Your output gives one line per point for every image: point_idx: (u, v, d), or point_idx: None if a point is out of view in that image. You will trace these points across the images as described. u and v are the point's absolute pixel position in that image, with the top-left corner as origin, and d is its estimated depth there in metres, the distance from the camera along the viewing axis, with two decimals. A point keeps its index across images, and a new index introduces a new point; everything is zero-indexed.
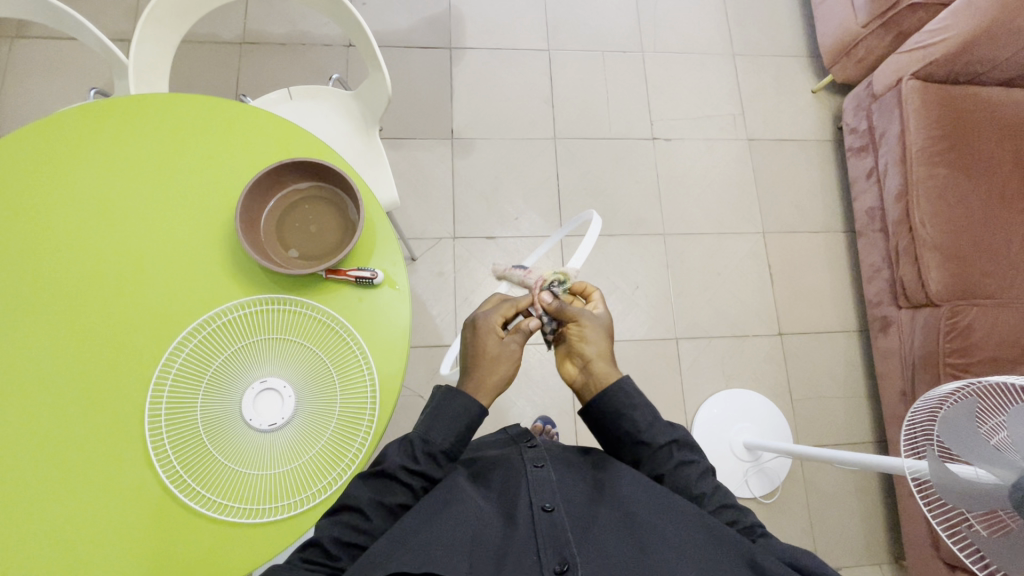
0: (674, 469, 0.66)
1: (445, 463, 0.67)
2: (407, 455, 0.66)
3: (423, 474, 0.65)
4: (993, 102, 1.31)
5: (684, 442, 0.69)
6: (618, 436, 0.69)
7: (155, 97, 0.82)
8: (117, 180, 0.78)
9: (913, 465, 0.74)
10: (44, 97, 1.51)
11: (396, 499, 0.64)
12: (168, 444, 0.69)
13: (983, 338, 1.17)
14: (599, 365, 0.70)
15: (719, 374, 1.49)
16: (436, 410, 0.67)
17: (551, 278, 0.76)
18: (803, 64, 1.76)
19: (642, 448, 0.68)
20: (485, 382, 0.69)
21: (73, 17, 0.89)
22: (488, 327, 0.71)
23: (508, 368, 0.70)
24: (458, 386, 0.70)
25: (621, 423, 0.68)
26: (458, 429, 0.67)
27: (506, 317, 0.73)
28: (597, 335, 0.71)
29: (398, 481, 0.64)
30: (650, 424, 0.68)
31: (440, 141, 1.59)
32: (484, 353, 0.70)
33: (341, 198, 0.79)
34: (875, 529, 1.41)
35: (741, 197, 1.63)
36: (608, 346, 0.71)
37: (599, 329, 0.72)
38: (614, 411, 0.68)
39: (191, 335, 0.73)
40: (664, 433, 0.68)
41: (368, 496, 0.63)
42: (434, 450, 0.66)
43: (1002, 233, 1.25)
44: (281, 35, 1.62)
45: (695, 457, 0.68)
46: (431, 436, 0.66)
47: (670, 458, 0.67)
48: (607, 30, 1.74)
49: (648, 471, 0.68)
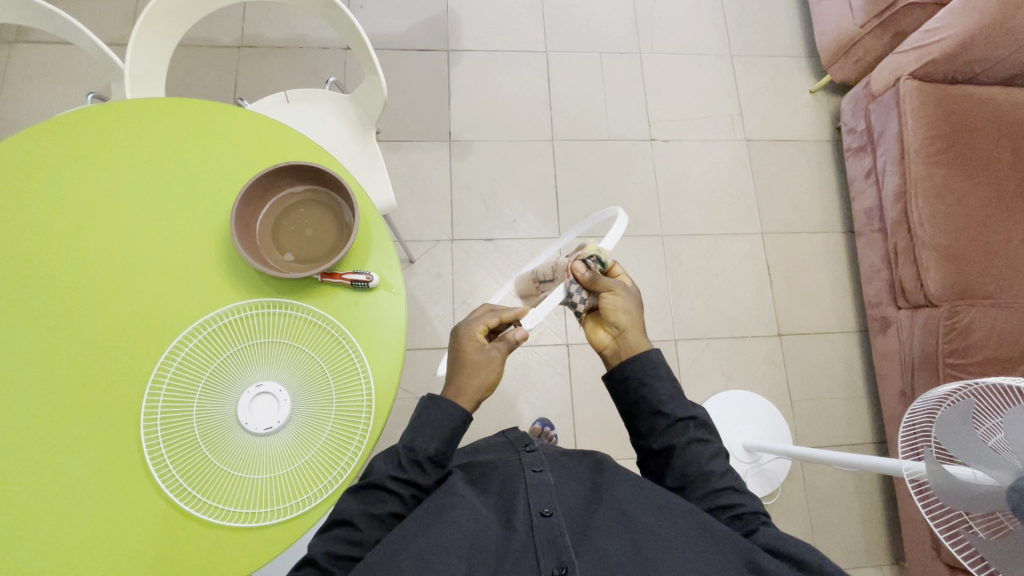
0: (687, 445, 0.66)
1: (433, 469, 0.67)
2: (394, 464, 0.66)
3: (411, 481, 0.65)
4: (991, 102, 1.31)
5: (703, 421, 0.68)
6: (637, 404, 0.69)
7: (150, 102, 0.82)
8: (113, 185, 0.78)
9: (911, 466, 0.74)
10: (43, 102, 1.52)
11: (385, 508, 0.63)
12: (164, 448, 0.69)
13: (983, 338, 1.17)
14: (632, 333, 0.71)
15: (718, 375, 1.48)
16: (420, 418, 0.67)
17: (591, 253, 0.75)
18: (801, 64, 1.76)
19: (659, 419, 0.68)
20: (466, 385, 0.69)
21: (68, 21, 0.89)
22: (468, 336, 0.72)
23: (489, 375, 0.70)
24: (442, 393, 0.69)
25: (642, 392, 0.69)
26: (443, 434, 0.66)
27: (488, 325, 0.74)
28: (631, 306, 0.72)
29: (386, 490, 0.64)
30: (672, 398, 0.68)
31: (438, 143, 1.60)
32: (465, 357, 0.70)
33: (336, 201, 0.79)
34: (875, 530, 1.40)
35: (739, 197, 1.63)
36: (639, 317, 0.72)
37: (633, 300, 0.73)
38: (637, 380, 0.69)
39: (187, 339, 0.73)
40: (683, 408, 0.68)
41: (359, 508, 0.63)
42: (420, 458, 0.66)
43: (1001, 233, 1.24)
44: (279, 38, 1.62)
45: (709, 437, 0.67)
46: (416, 443, 0.66)
47: (685, 432, 0.67)
48: (604, 31, 1.74)
49: (661, 442, 0.67)
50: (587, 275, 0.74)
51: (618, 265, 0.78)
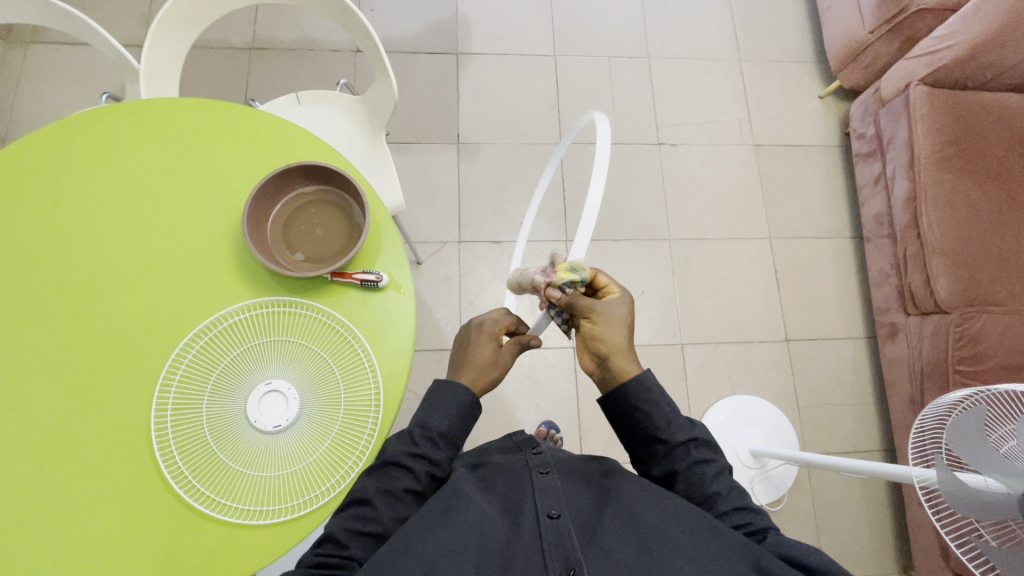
0: (689, 467, 0.65)
1: (445, 446, 0.67)
2: (407, 442, 0.67)
3: (425, 457, 0.66)
4: (1002, 108, 1.30)
5: (705, 440, 0.67)
6: (635, 431, 0.68)
7: (165, 101, 0.84)
8: (126, 183, 0.79)
9: (922, 473, 0.73)
10: (57, 103, 1.54)
11: (399, 484, 0.64)
12: (174, 446, 0.70)
13: (994, 346, 1.16)
14: (618, 360, 0.67)
15: (724, 381, 1.48)
16: (432, 398, 0.68)
17: (563, 277, 0.67)
18: (810, 69, 1.76)
19: (658, 445, 0.67)
20: (479, 377, 0.70)
21: (86, 23, 0.90)
22: (487, 333, 0.71)
23: (498, 373, 0.71)
24: (451, 377, 0.71)
25: (638, 417, 0.67)
26: (453, 412, 0.68)
27: (507, 327, 0.73)
28: (614, 330, 0.66)
29: (401, 467, 0.65)
30: (668, 421, 0.67)
31: (446, 146, 1.60)
32: (478, 354, 0.70)
33: (347, 201, 0.79)
34: (883, 538, 1.39)
35: (747, 202, 1.63)
36: (627, 339, 0.67)
37: (617, 322, 0.67)
38: (631, 406, 0.67)
39: (198, 336, 0.74)
40: (682, 431, 0.67)
41: (375, 486, 0.63)
42: (433, 434, 0.67)
43: (1011, 240, 1.24)
44: (290, 40, 1.64)
45: (712, 456, 0.66)
46: (429, 420, 0.67)
47: (686, 456, 0.66)
48: (613, 35, 1.75)
49: (662, 468, 0.67)
50: (564, 301, 0.68)
51: (602, 275, 0.72)
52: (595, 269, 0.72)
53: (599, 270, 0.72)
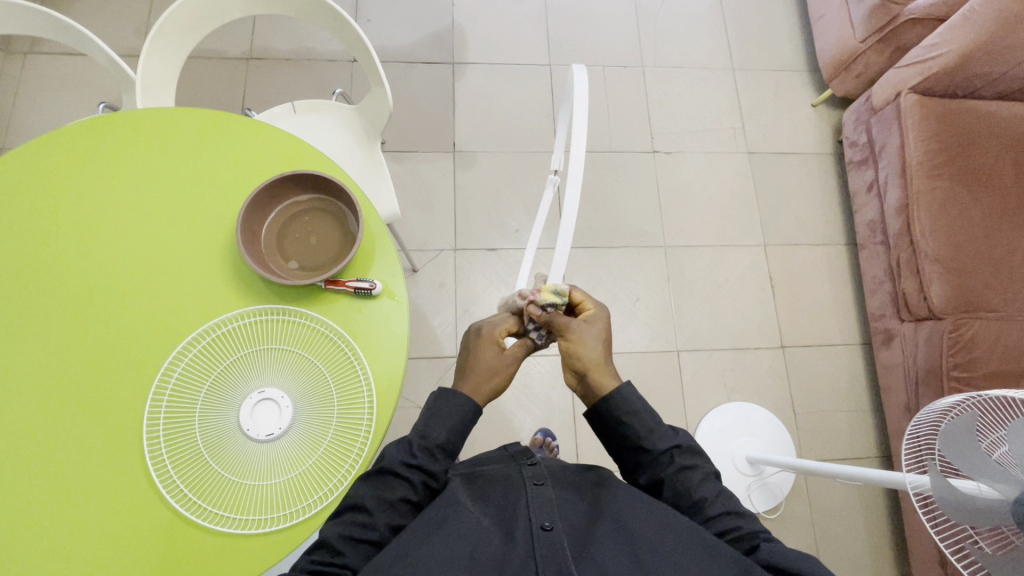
0: (674, 475, 0.65)
1: (442, 457, 0.67)
2: (405, 452, 0.66)
3: (421, 468, 0.65)
4: (992, 116, 1.32)
5: (688, 447, 0.67)
6: (619, 441, 0.68)
7: (160, 111, 0.84)
8: (121, 192, 0.79)
9: (916, 480, 0.73)
10: (54, 112, 1.55)
11: (396, 493, 0.63)
12: (166, 455, 0.69)
13: (988, 351, 1.16)
14: (596, 377, 0.66)
15: (720, 387, 1.48)
16: (432, 407, 0.67)
17: (545, 296, 0.66)
18: (803, 78, 1.78)
19: (643, 455, 0.67)
20: (481, 383, 0.69)
21: (82, 32, 0.91)
22: (488, 336, 0.70)
23: (502, 379, 0.70)
24: (454, 387, 0.70)
25: (621, 430, 0.67)
26: (454, 424, 0.67)
27: (509, 330, 0.72)
28: (588, 347, 0.67)
29: (398, 476, 0.64)
30: (651, 430, 0.66)
31: (442, 154, 1.61)
32: (481, 358, 0.69)
33: (341, 210, 0.80)
34: (881, 546, 1.38)
35: (742, 209, 1.64)
36: (603, 355, 0.67)
37: (591, 339, 0.67)
38: (615, 419, 0.67)
39: (191, 344, 0.74)
40: (665, 438, 0.67)
41: (371, 493, 0.63)
42: (431, 445, 0.66)
43: (1003, 245, 1.24)
44: (288, 50, 1.65)
45: (697, 462, 0.67)
46: (428, 431, 0.67)
47: (671, 463, 0.66)
48: (607, 45, 1.76)
49: (648, 476, 0.67)
50: (544, 319, 0.68)
51: (579, 291, 0.71)
52: (571, 286, 0.71)
53: (576, 286, 0.72)
